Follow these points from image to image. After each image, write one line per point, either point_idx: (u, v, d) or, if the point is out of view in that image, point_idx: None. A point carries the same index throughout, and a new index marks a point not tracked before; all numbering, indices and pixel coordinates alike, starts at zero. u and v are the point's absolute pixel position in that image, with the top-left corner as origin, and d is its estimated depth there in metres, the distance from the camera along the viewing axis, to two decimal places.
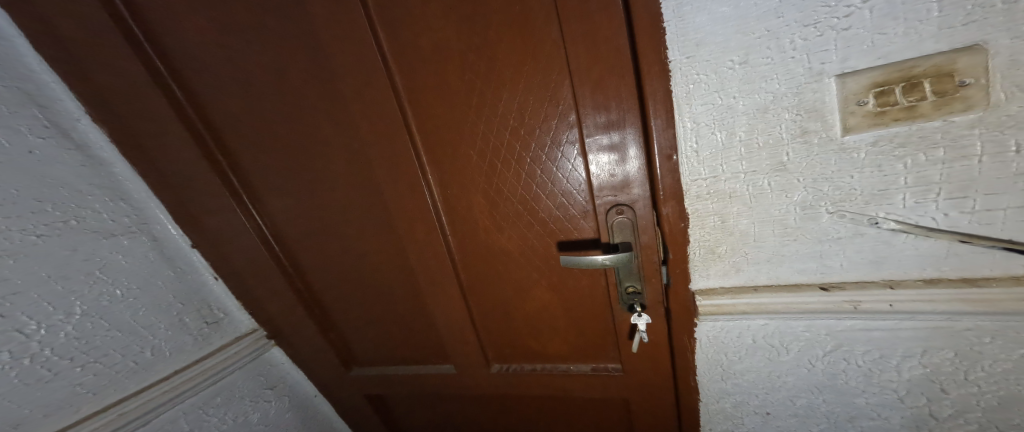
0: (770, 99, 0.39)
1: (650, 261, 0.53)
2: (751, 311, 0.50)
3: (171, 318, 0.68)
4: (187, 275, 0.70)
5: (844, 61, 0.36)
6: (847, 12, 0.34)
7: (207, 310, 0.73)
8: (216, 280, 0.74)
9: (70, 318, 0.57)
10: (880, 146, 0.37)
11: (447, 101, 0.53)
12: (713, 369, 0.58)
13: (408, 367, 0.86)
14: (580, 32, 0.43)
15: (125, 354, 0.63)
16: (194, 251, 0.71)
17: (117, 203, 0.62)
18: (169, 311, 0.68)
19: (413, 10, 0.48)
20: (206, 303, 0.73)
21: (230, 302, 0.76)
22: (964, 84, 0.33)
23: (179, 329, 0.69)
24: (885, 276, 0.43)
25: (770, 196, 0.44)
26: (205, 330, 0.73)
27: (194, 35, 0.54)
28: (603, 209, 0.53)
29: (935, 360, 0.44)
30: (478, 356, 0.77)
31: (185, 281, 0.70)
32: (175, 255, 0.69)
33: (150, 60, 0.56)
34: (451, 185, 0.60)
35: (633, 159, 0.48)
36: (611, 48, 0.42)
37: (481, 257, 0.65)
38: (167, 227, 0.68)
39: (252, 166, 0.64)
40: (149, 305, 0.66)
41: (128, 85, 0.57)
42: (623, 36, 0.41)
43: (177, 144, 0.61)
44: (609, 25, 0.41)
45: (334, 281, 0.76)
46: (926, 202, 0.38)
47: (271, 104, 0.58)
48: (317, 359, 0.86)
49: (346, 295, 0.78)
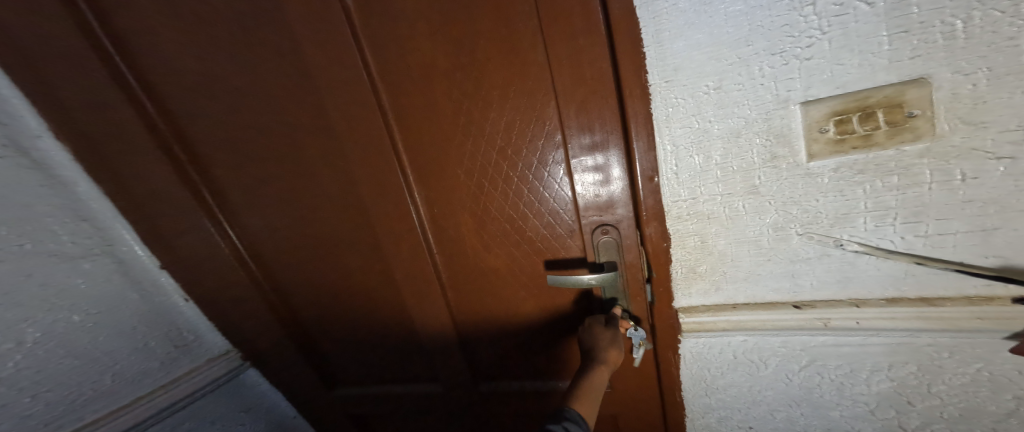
0: (742, 124, 0.42)
1: (636, 279, 0.54)
2: (731, 328, 0.51)
3: (134, 342, 0.66)
4: (154, 297, 0.69)
5: (806, 90, 0.38)
6: (809, 42, 0.36)
7: (176, 334, 0.71)
8: (186, 302, 0.72)
9: (21, 346, 0.54)
10: (841, 171, 0.39)
11: (435, 120, 0.54)
12: (698, 385, 0.59)
13: (394, 387, 0.85)
14: (565, 56, 0.45)
15: (82, 382, 0.60)
16: (163, 272, 0.69)
17: (79, 223, 0.60)
18: (134, 336, 0.66)
19: (400, 31, 0.49)
20: (176, 325, 0.71)
21: (200, 324, 0.74)
22: (912, 115, 0.35)
23: (143, 354, 0.67)
24: (851, 295, 0.45)
25: (745, 218, 0.46)
26: (173, 353, 0.71)
27: (174, 52, 0.54)
28: (590, 229, 0.54)
29: (901, 373, 0.45)
30: (466, 374, 0.77)
31: (151, 303, 0.68)
32: (141, 277, 0.67)
33: (124, 79, 0.55)
34: (439, 203, 0.60)
35: (617, 180, 0.50)
36: (595, 72, 0.44)
37: (469, 275, 0.65)
38: (134, 248, 0.66)
39: (231, 184, 0.63)
40: (110, 329, 0.63)
41: (98, 103, 0.56)
42: (606, 61, 0.43)
43: (149, 162, 0.59)
44: (593, 51, 0.43)
45: (316, 299, 0.75)
46: (884, 225, 0.40)
47: (254, 120, 0.58)
48: (296, 379, 0.84)
49: (329, 313, 0.76)
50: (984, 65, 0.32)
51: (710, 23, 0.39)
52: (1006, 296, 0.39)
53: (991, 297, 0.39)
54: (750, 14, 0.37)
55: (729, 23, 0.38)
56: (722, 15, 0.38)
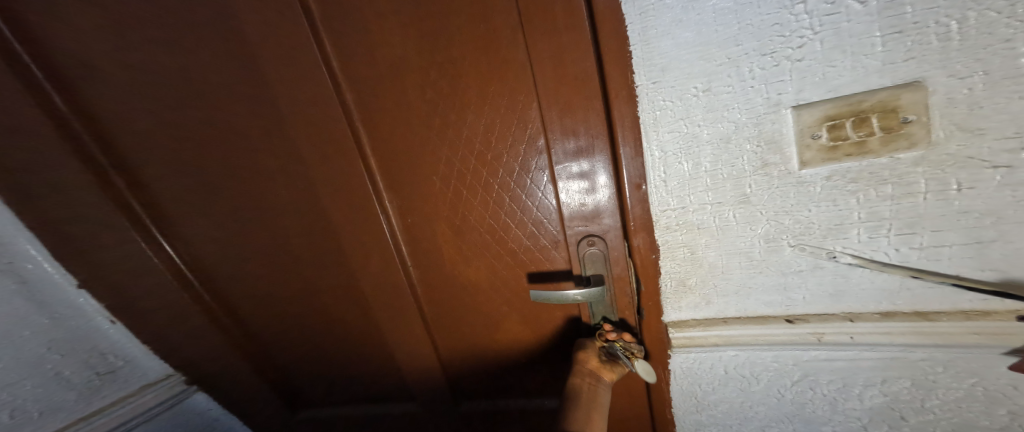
0: (732, 128, 0.40)
1: (624, 293, 0.52)
2: (722, 343, 0.49)
3: (43, 373, 0.58)
4: (69, 320, 0.60)
5: (798, 93, 0.36)
6: (800, 42, 0.35)
7: (99, 360, 0.63)
8: (113, 324, 0.63)
9: None
10: (833, 180, 0.38)
11: (407, 122, 0.50)
12: (689, 402, 0.56)
13: (365, 410, 0.79)
14: (546, 52, 0.42)
15: None
16: (81, 293, 0.59)
17: None
18: (40, 365, 0.58)
19: (364, 23, 0.45)
20: (98, 350, 0.63)
21: (132, 348, 0.66)
22: (907, 121, 0.33)
23: (55, 385, 0.59)
24: (845, 309, 0.43)
25: (736, 228, 0.44)
26: (96, 382, 0.63)
27: (94, 42, 0.48)
28: (575, 241, 0.51)
29: (894, 388, 0.44)
30: (444, 395, 0.72)
31: (66, 328, 0.60)
32: (51, 299, 0.58)
33: (27, 71, 0.48)
34: (413, 213, 0.56)
35: (603, 187, 0.47)
36: (578, 72, 0.42)
37: (446, 289, 0.61)
38: (42, 265, 0.56)
39: (175, 191, 0.57)
40: (8, 359, 0.55)
41: (6, 97, 0.48)
42: (590, 60, 0.41)
43: (60, 166, 0.52)
44: (576, 46, 0.41)
45: (279, 317, 0.69)
46: (878, 237, 0.38)
47: (205, 121, 0.52)
48: (256, 403, 0.77)
49: (295, 331, 0.70)
50: (980, 68, 0.31)
51: (699, 20, 0.37)
52: (1006, 311, 0.37)
53: (985, 312, 0.38)
54: (739, 12, 0.36)
55: (719, 21, 0.37)
56: (710, 12, 0.36)
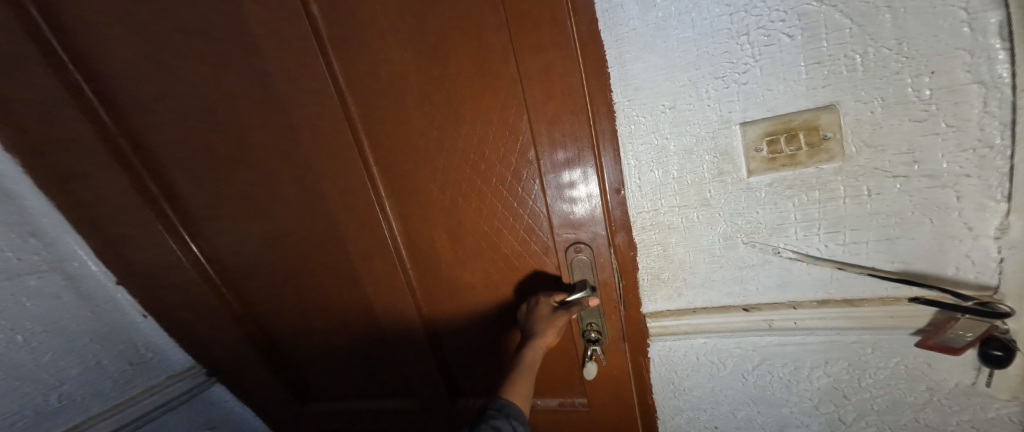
0: (693, 141, 0.46)
1: (610, 298, 0.57)
2: (693, 331, 0.56)
3: (86, 362, 0.67)
4: (107, 313, 0.70)
5: (744, 112, 0.43)
6: (744, 69, 0.41)
7: (132, 351, 0.73)
8: (144, 318, 0.74)
9: None
10: (774, 186, 0.44)
11: (409, 134, 0.56)
12: (667, 388, 0.62)
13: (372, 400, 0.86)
14: (536, 70, 0.48)
15: (25, 404, 0.59)
16: (119, 288, 0.71)
17: (26, 239, 0.61)
18: (83, 354, 0.66)
19: (370, 46, 0.52)
20: (131, 343, 0.73)
21: (159, 340, 0.76)
22: (826, 137, 0.40)
23: (95, 372, 0.67)
24: (789, 298, 0.49)
25: (700, 228, 0.50)
26: (129, 371, 0.72)
27: (141, 70, 0.56)
28: (562, 245, 0.57)
29: (835, 369, 0.50)
30: (443, 388, 0.78)
31: (107, 320, 0.70)
32: (95, 294, 0.69)
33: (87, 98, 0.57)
34: (413, 216, 0.62)
35: (588, 196, 0.53)
36: (564, 88, 0.47)
37: (445, 287, 0.67)
38: (87, 264, 0.67)
39: (204, 196, 0.65)
40: (58, 348, 0.63)
41: (70, 120, 0.57)
42: (576, 78, 0.47)
43: (105, 180, 0.61)
44: (564, 64, 0.46)
45: (291, 311, 0.76)
46: (811, 235, 0.45)
47: (234, 133, 0.60)
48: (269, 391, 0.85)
49: (306, 324, 0.77)
50: (878, 95, 0.37)
51: (665, 47, 0.43)
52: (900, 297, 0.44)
53: (896, 297, 0.44)
54: (698, 41, 0.42)
55: (681, 48, 0.43)
56: (675, 40, 0.43)
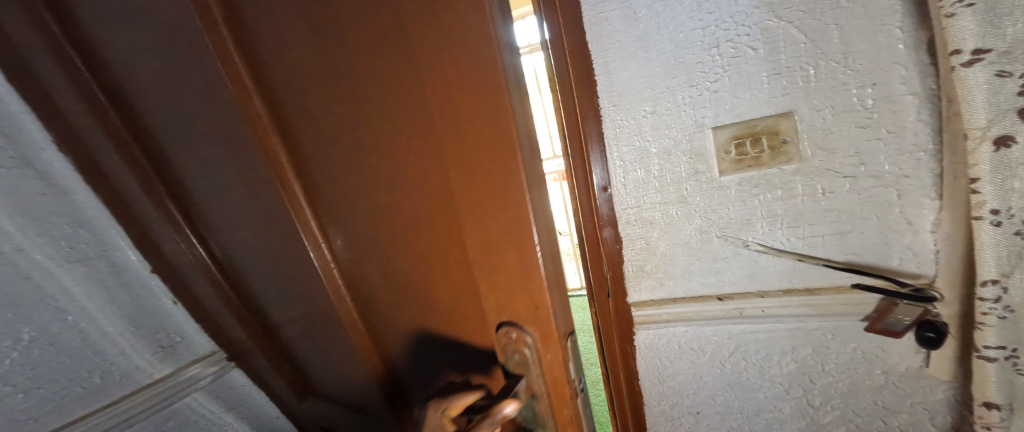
0: (671, 144, 0.50)
1: (564, 405, 0.50)
2: (673, 319, 0.60)
3: (125, 343, 0.71)
4: (145, 300, 0.74)
5: (716, 117, 0.47)
6: (715, 78, 0.46)
7: (164, 335, 0.76)
8: (175, 305, 0.77)
9: (17, 344, 0.60)
10: (743, 185, 0.48)
11: (337, 156, 0.57)
12: (652, 373, 0.66)
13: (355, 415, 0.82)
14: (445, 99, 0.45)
15: (72, 379, 0.65)
16: (154, 278, 0.74)
17: (76, 229, 0.67)
18: (122, 337, 0.71)
19: (295, 73, 0.54)
20: (163, 328, 0.76)
21: (188, 327, 0.79)
22: (785, 141, 0.44)
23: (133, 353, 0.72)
24: (758, 287, 0.53)
25: (678, 223, 0.54)
26: (161, 354, 0.75)
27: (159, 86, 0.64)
28: (502, 310, 0.50)
29: (801, 355, 0.54)
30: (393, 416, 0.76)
31: (144, 305, 0.74)
32: (134, 281, 0.73)
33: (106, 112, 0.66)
34: (347, 235, 0.63)
35: (514, 248, 0.46)
36: (477, 114, 0.43)
37: (383, 309, 0.66)
38: (128, 253, 0.72)
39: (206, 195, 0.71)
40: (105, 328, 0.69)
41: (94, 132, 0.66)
42: (486, 101, 0.42)
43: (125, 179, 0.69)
44: (474, 88, 0.42)
45: (283, 306, 0.79)
46: (775, 230, 0.49)
47: (211, 144, 0.64)
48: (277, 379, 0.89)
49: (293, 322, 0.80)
50: (828, 104, 0.42)
51: (646, 57, 0.48)
52: (844, 283, 0.48)
53: (843, 287, 0.48)
54: (675, 52, 0.47)
55: (660, 58, 0.48)
56: (655, 51, 0.48)
